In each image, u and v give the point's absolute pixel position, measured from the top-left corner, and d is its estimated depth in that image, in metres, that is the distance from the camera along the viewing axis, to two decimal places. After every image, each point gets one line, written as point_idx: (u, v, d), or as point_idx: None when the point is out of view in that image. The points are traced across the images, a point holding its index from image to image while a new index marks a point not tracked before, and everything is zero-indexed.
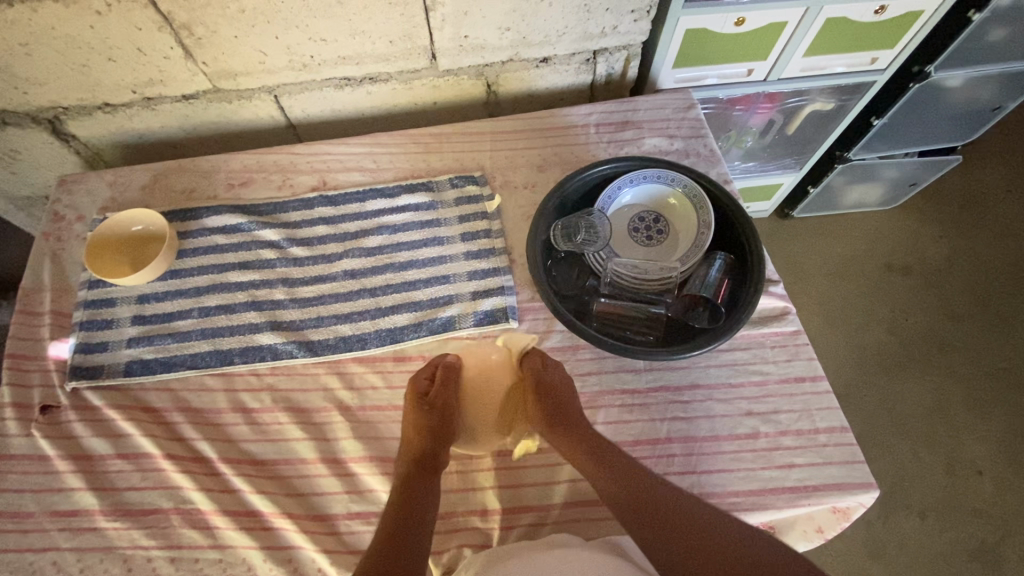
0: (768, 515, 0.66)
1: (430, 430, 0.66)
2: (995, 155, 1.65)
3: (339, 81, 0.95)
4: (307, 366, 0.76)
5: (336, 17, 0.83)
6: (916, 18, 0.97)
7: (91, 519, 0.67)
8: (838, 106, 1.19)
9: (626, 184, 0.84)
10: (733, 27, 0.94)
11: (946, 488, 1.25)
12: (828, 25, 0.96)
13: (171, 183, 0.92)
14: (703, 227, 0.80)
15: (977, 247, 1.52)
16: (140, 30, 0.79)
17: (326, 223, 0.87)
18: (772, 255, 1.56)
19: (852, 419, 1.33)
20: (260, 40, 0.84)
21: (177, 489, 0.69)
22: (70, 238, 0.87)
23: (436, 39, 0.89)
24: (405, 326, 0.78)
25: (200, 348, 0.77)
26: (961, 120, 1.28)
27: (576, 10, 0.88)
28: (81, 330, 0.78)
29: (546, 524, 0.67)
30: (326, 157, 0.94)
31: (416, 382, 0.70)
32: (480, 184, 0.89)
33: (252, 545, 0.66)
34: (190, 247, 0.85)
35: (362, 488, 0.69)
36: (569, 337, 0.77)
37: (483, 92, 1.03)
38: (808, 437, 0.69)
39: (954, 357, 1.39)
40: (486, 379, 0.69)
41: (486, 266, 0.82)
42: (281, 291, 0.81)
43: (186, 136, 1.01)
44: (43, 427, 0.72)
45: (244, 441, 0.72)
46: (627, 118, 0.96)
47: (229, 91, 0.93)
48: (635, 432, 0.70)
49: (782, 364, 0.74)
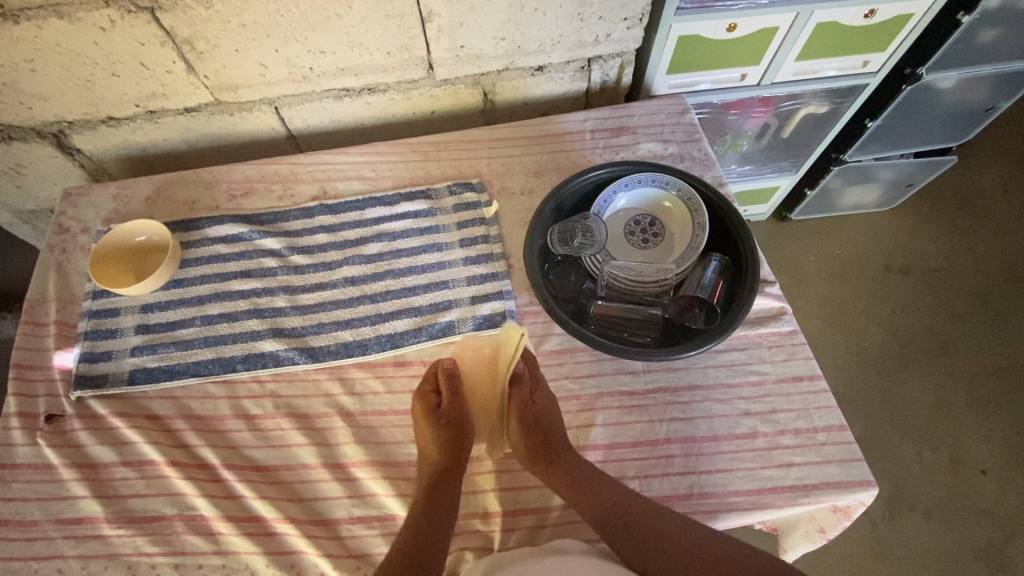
0: (767, 514, 0.66)
1: (443, 456, 0.67)
2: (989, 156, 1.66)
3: (338, 92, 0.97)
4: (308, 372, 0.77)
5: (334, 30, 0.84)
6: (905, 21, 0.99)
7: (95, 527, 0.68)
8: (833, 109, 1.20)
9: (620, 189, 0.86)
10: (725, 33, 0.95)
11: (950, 488, 1.24)
12: (818, 30, 0.98)
13: (174, 194, 0.94)
14: (698, 228, 0.81)
15: (975, 246, 1.53)
16: (143, 45, 0.81)
17: (327, 231, 0.89)
18: (770, 257, 1.57)
19: (852, 419, 1.33)
20: (260, 54, 0.86)
21: (180, 495, 0.69)
22: (75, 250, 0.89)
23: (433, 49, 0.91)
24: (405, 331, 0.79)
25: (203, 356, 0.78)
26: (957, 121, 1.29)
27: (569, 20, 0.90)
28: (85, 339, 0.79)
29: (547, 526, 0.67)
30: (326, 167, 0.96)
31: (427, 403, 0.70)
32: (478, 191, 0.91)
33: (254, 550, 0.66)
34: (193, 257, 0.86)
35: (364, 493, 0.69)
36: (567, 340, 0.78)
37: (479, 100, 1.04)
38: (806, 437, 0.69)
39: (955, 357, 1.39)
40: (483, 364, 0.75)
41: (485, 270, 0.83)
42: (283, 299, 0.82)
43: (189, 148, 1.02)
44: (48, 436, 0.73)
45: (246, 447, 0.73)
46: (622, 123, 0.97)
47: (230, 103, 0.95)
48: (634, 433, 0.71)
49: (780, 364, 0.75)
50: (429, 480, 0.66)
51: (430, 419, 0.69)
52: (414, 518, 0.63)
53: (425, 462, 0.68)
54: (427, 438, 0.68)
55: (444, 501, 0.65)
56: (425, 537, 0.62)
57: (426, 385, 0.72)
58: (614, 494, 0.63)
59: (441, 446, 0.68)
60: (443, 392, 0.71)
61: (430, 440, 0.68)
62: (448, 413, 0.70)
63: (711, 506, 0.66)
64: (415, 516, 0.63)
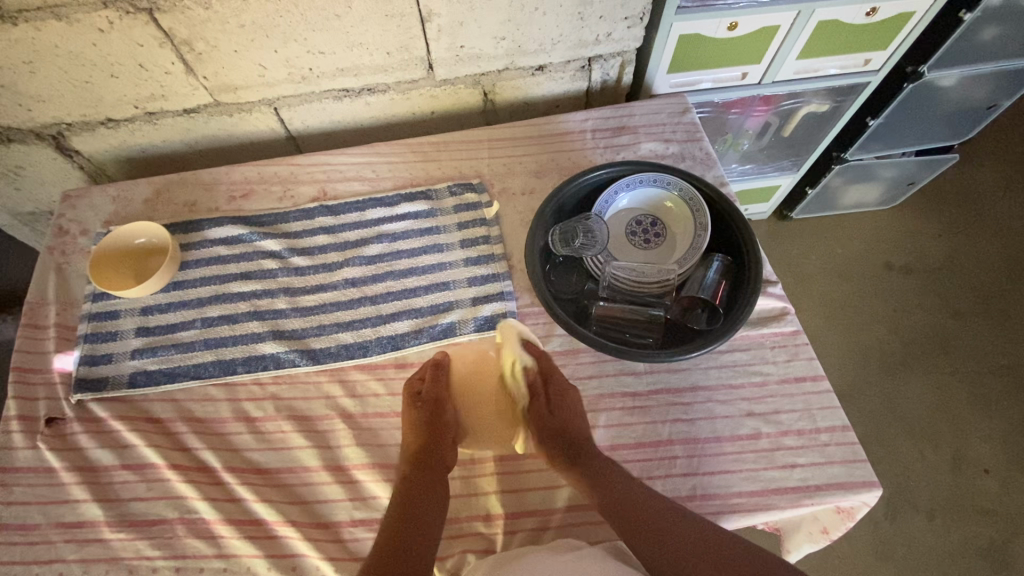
0: (771, 516, 0.65)
1: (416, 440, 0.65)
2: (990, 154, 1.66)
3: (338, 92, 0.96)
4: (309, 374, 0.77)
5: (333, 30, 0.84)
6: (907, 19, 0.98)
7: (97, 531, 0.67)
8: (834, 107, 1.20)
9: (622, 189, 0.85)
10: (726, 32, 0.95)
11: (953, 487, 1.24)
12: (819, 29, 0.97)
13: (174, 196, 0.93)
14: (701, 228, 0.81)
15: (976, 244, 1.53)
16: (141, 46, 0.81)
17: (327, 232, 0.88)
18: (770, 255, 1.57)
19: (854, 418, 1.33)
20: (259, 54, 0.86)
21: (181, 498, 0.69)
22: (75, 252, 0.88)
23: (433, 49, 0.90)
24: (406, 333, 0.79)
25: (203, 358, 0.78)
26: (958, 119, 1.28)
27: (570, 19, 0.90)
28: (86, 342, 0.79)
29: (550, 528, 0.67)
30: (326, 167, 0.95)
31: (410, 386, 0.70)
32: (479, 191, 0.90)
33: (256, 553, 0.66)
34: (193, 259, 0.86)
35: (366, 495, 0.69)
36: (569, 341, 0.77)
37: (480, 100, 1.04)
38: (809, 437, 0.69)
39: (957, 356, 1.38)
40: (479, 367, 0.66)
41: (486, 271, 0.83)
42: (283, 301, 0.82)
43: (188, 150, 1.02)
44: (48, 440, 0.73)
45: (247, 449, 0.72)
46: (623, 123, 0.97)
47: (229, 105, 0.95)
48: (636, 435, 0.70)
49: (782, 364, 0.74)
50: (408, 466, 0.65)
51: (410, 402, 0.68)
52: (403, 513, 0.62)
53: (406, 448, 0.66)
54: (407, 423, 0.67)
55: (433, 494, 0.63)
56: (414, 530, 0.60)
57: (415, 374, 0.71)
58: (626, 490, 0.62)
59: (416, 430, 0.66)
60: (428, 372, 0.69)
61: (410, 424, 0.67)
62: (425, 395, 0.67)
63: (714, 508, 0.66)
64: (402, 503, 0.62)
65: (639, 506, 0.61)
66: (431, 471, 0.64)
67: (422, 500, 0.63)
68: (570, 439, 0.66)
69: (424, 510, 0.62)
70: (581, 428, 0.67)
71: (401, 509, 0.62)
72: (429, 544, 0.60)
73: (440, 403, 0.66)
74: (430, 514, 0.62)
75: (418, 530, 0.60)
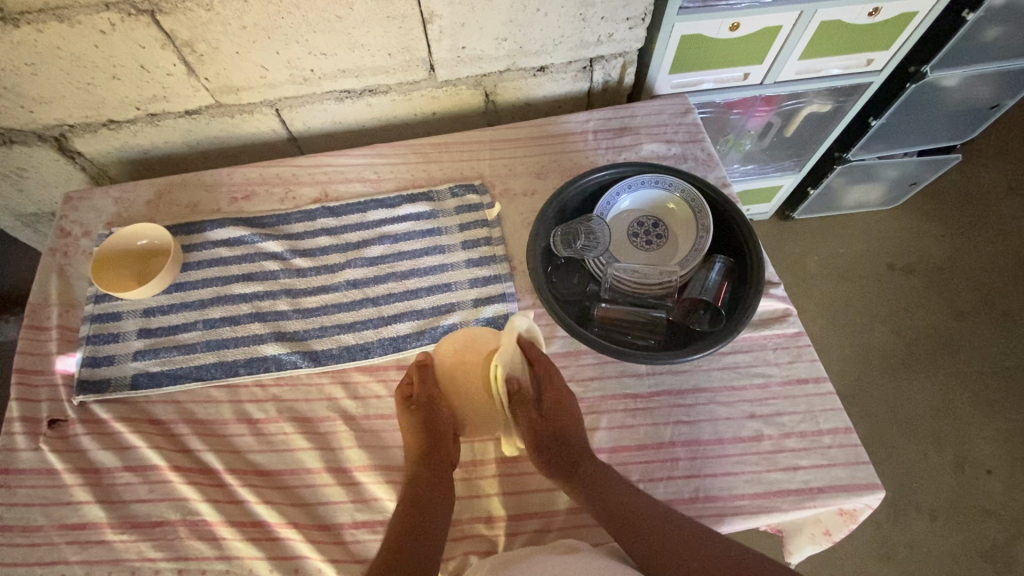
0: (774, 518, 0.65)
1: (416, 442, 0.65)
2: (992, 154, 1.65)
3: (339, 93, 0.96)
4: (311, 376, 0.77)
5: (334, 32, 0.84)
6: (910, 19, 0.98)
7: (99, 533, 0.67)
8: (836, 108, 1.19)
9: (625, 189, 0.85)
10: (728, 32, 0.95)
11: (955, 488, 1.24)
12: (822, 29, 0.97)
13: (176, 198, 0.93)
14: (703, 230, 0.81)
15: (979, 244, 1.52)
16: (143, 48, 0.81)
17: (329, 234, 0.88)
18: (771, 256, 1.57)
19: (857, 419, 1.33)
20: (261, 56, 0.86)
21: (184, 500, 0.69)
22: (77, 254, 0.88)
23: (435, 50, 0.90)
24: (407, 334, 0.79)
25: (205, 360, 0.78)
26: (960, 120, 1.28)
27: (571, 20, 0.90)
28: (88, 344, 0.79)
29: (552, 530, 0.67)
30: (328, 168, 0.95)
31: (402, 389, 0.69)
32: (480, 193, 0.90)
33: (259, 555, 0.66)
34: (195, 260, 0.86)
35: (367, 497, 0.69)
36: (571, 343, 0.77)
37: (482, 101, 1.04)
38: (812, 439, 0.69)
39: (959, 357, 1.38)
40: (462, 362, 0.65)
41: (488, 273, 0.83)
42: (285, 302, 0.82)
43: (190, 151, 1.02)
44: (52, 441, 0.73)
45: (249, 451, 0.72)
46: (625, 124, 0.97)
47: (231, 106, 0.95)
48: (638, 437, 0.70)
49: (785, 366, 0.74)
50: (412, 468, 0.65)
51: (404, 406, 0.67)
52: (408, 515, 0.61)
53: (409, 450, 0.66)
54: (405, 427, 0.67)
55: (437, 496, 0.63)
56: (419, 533, 0.60)
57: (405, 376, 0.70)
58: (624, 493, 0.62)
59: (417, 430, 0.66)
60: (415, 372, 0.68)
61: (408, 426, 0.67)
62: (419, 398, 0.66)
63: (717, 510, 0.66)
64: (407, 506, 0.62)
65: (638, 510, 0.61)
66: (433, 474, 0.64)
67: (428, 500, 0.63)
68: (567, 442, 0.66)
69: (429, 511, 0.62)
70: (578, 431, 0.67)
71: (406, 512, 0.61)
72: (434, 546, 0.60)
73: (434, 403, 0.66)
74: (434, 515, 0.62)
75: (423, 532, 0.60)
